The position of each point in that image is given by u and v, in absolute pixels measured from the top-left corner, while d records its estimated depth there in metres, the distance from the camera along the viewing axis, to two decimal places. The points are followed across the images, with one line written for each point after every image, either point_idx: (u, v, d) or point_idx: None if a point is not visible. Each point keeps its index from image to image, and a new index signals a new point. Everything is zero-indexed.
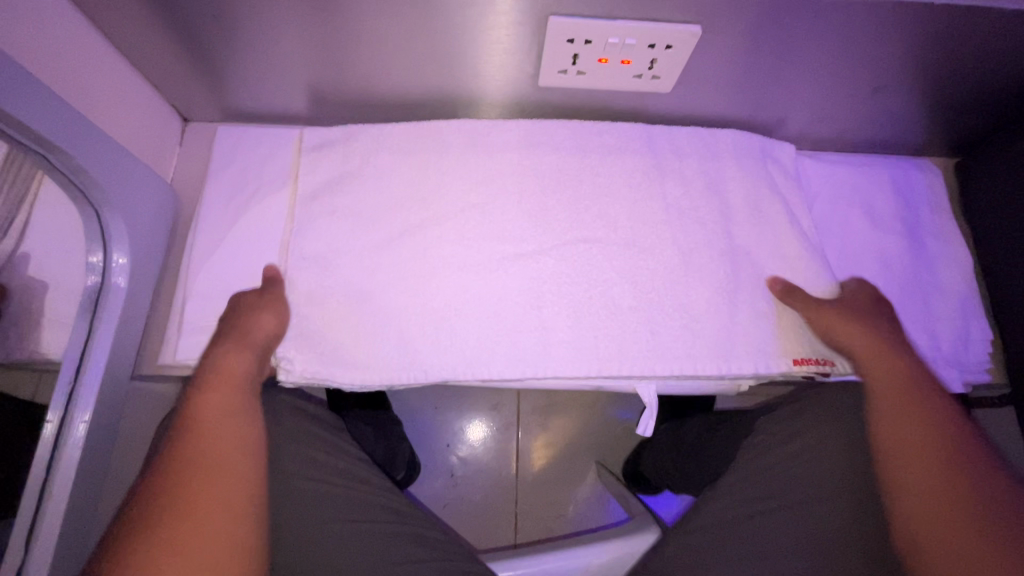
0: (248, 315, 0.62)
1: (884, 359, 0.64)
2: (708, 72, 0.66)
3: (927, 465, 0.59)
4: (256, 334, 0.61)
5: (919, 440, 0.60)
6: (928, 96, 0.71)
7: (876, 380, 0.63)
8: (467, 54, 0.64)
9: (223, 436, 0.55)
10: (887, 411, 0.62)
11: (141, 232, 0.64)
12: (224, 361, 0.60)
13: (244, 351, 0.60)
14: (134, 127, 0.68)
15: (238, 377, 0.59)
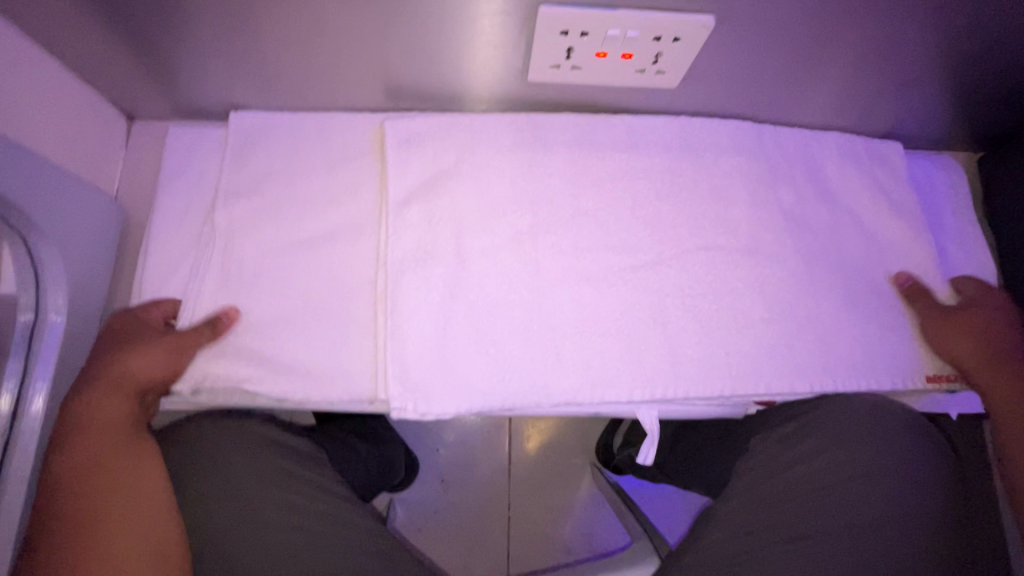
0: (129, 349, 0.55)
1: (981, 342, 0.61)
2: (719, 64, 0.59)
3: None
4: (135, 375, 0.55)
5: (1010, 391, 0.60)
6: (960, 89, 0.64)
7: (959, 352, 0.62)
8: (448, 46, 0.56)
9: (117, 476, 0.52)
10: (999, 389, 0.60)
11: (79, 255, 0.57)
12: (93, 409, 0.53)
13: (116, 397, 0.54)
14: (65, 132, 0.60)
15: (117, 424, 0.54)
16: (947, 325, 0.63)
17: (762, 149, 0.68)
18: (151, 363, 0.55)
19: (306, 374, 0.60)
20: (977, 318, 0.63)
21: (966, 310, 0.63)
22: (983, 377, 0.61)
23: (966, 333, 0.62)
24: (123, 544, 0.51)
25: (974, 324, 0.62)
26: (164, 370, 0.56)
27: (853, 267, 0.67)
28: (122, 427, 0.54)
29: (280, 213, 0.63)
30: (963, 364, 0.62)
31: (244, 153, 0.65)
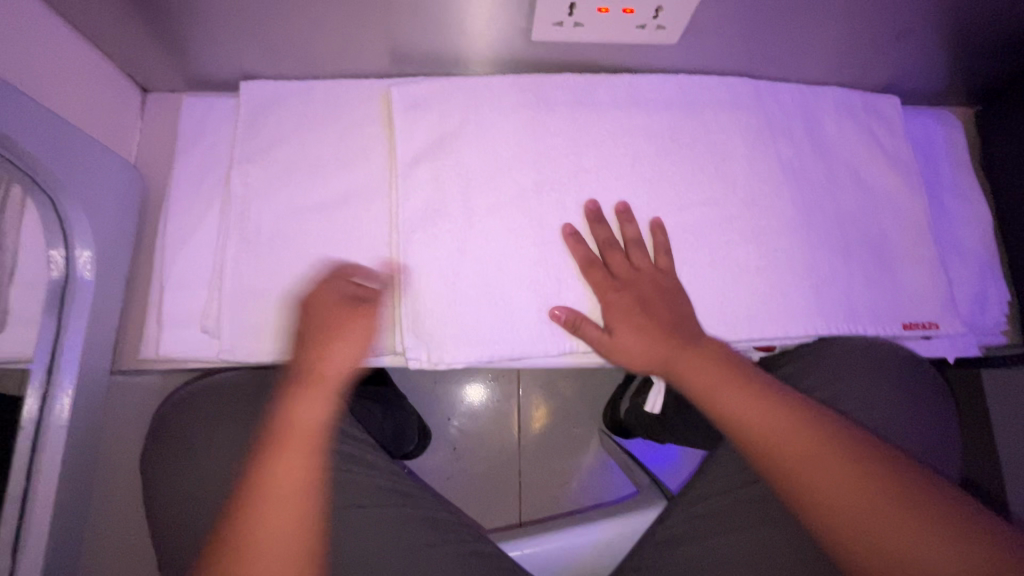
0: (325, 343, 0.56)
1: (693, 354, 0.57)
2: (717, 20, 0.60)
3: (798, 441, 0.50)
4: (330, 371, 0.56)
5: (761, 423, 0.52)
6: (955, 40, 0.65)
7: (685, 372, 0.56)
8: (453, 7, 0.58)
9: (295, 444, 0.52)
10: (738, 393, 0.54)
11: (103, 219, 0.59)
12: (298, 400, 0.54)
13: (332, 369, 0.56)
14: (83, 101, 0.61)
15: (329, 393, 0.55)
16: (617, 337, 0.59)
17: (761, 105, 0.69)
18: (343, 357, 0.57)
19: None
20: (625, 292, 0.60)
21: (632, 276, 0.60)
22: (687, 372, 0.56)
23: (641, 327, 0.58)
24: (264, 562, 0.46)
25: (654, 319, 0.58)
26: (352, 360, 0.58)
27: (850, 219, 0.69)
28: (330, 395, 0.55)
29: (293, 177, 0.65)
30: (652, 371, 0.59)
31: (256, 122, 0.67)
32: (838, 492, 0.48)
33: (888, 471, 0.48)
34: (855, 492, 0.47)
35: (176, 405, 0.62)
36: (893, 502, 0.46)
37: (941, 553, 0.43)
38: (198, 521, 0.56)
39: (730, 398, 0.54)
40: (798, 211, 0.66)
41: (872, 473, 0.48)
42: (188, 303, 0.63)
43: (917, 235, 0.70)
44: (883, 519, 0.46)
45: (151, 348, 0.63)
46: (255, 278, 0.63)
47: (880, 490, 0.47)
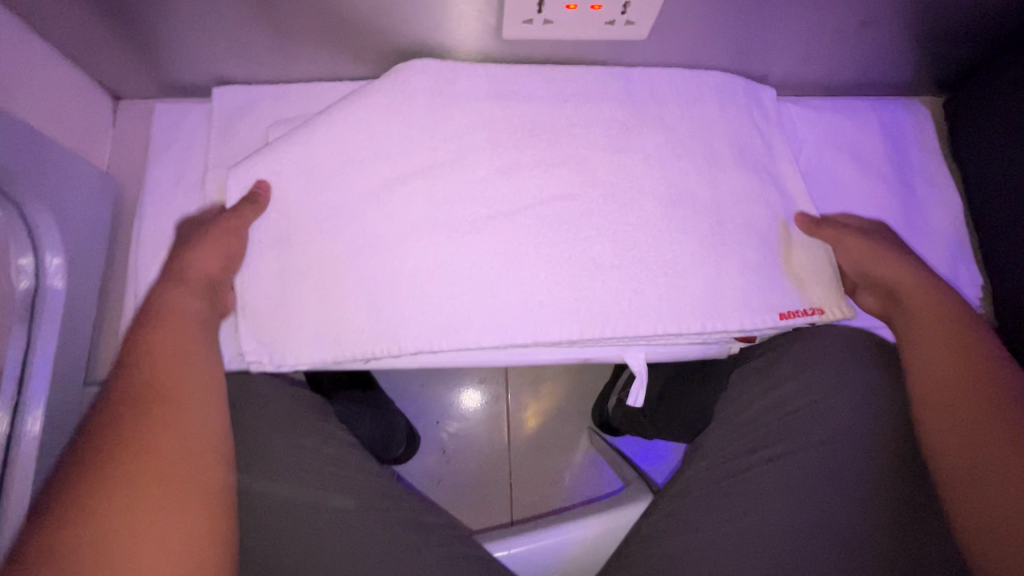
0: (187, 253, 0.62)
1: (886, 264, 0.64)
2: (685, 14, 0.61)
3: (960, 386, 0.55)
4: (194, 274, 0.61)
5: (949, 347, 0.57)
6: (919, 30, 0.67)
7: (892, 278, 0.63)
8: (425, 7, 0.58)
9: (184, 375, 0.54)
10: (931, 351, 0.58)
11: (73, 228, 0.58)
12: (166, 298, 0.59)
13: (186, 290, 0.60)
14: (51, 108, 0.61)
15: (186, 317, 0.58)
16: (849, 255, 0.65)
17: (733, 98, 0.70)
18: (204, 258, 0.61)
19: (306, 330, 0.63)
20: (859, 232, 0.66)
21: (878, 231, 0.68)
22: (869, 262, 0.64)
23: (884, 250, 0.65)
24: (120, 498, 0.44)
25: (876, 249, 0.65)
26: (220, 263, 0.62)
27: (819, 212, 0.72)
28: (189, 320, 0.58)
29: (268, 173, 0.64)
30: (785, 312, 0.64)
31: (231, 127, 0.66)
32: (969, 438, 0.53)
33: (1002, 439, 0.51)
34: (978, 443, 0.52)
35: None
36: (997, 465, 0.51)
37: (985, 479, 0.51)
38: None
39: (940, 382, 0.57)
40: (772, 199, 0.67)
41: (1002, 422, 0.52)
42: None
43: (882, 224, 0.73)
44: (987, 467, 0.51)
45: None
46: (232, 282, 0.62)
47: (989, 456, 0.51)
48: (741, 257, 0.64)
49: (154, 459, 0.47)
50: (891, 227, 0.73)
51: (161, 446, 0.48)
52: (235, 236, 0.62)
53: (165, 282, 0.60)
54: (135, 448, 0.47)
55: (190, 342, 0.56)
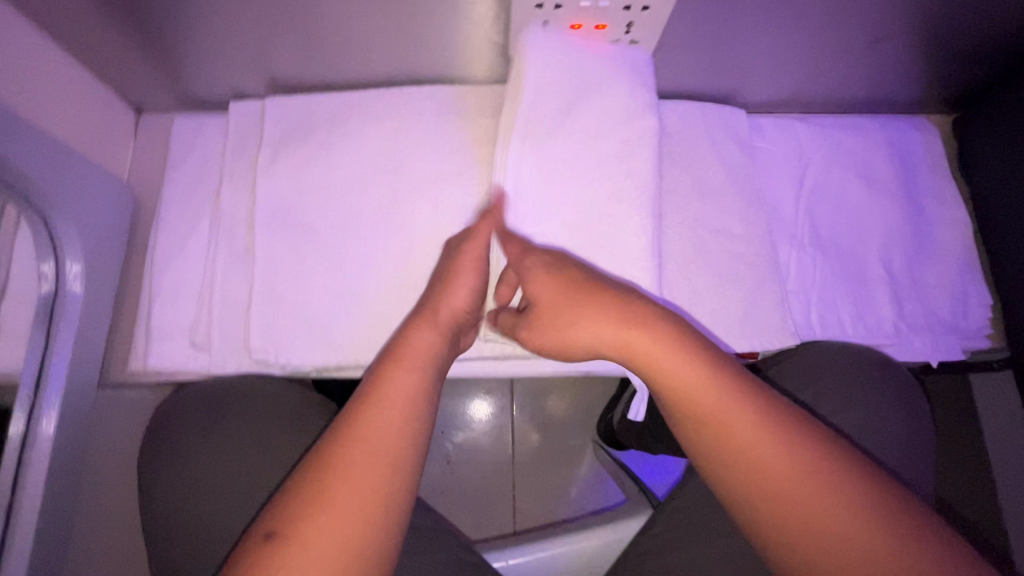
0: (448, 281, 0.58)
1: (682, 365, 0.49)
2: (688, 34, 0.62)
3: (804, 505, 0.43)
4: (410, 347, 0.53)
5: (780, 470, 0.45)
6: (924, 50, 0.67)
7: (685, 380, 0.49)
8: (434, 27, 0.60)
9: (395, 398, 0.49)
10: (770, 476, 0.45)
11: (93, 236, 0.61)
12: (410, 338, 0.54)
13: (432, 330, 0.55)
14: (76, 121, 0.63)
15: (423, 356, 0.52)
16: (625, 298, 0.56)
17: (733, 127, 0.73)
18: (465, 295, 0.58)
19: (305, 339, 0.62)
20: (658, 248, 0.56)
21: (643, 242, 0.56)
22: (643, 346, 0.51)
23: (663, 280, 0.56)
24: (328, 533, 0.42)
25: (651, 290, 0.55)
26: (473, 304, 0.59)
27: (825, 229, 0.72)
28: (424, 361, 0.52)
29: (277, 182, 0.65)
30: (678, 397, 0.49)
31: (245, 140, 0.68)
32: (864, 565, 0.41)
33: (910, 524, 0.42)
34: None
35: (174, 408, 0.63)
36: (870, 537, 0.42)
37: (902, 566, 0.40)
38: (196, 511, 0.59)
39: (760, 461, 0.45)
40: (758, 222, 0.69)
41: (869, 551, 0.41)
42: (175, 315, 0.64)
43: (891, 242, 0.72)
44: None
45: (140, 360, 0.63)
46: (242, 291, 0.63)
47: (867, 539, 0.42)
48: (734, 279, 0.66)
49: (343, 492, 0.44)
50: (902, 247, 0.72)
51: (355, 465, 0.45)
52: (481, 269, 0.59)
53: (411, 320, 0.55)
54: (333, 493, 0.43)
55: (424, 384, 0.51)
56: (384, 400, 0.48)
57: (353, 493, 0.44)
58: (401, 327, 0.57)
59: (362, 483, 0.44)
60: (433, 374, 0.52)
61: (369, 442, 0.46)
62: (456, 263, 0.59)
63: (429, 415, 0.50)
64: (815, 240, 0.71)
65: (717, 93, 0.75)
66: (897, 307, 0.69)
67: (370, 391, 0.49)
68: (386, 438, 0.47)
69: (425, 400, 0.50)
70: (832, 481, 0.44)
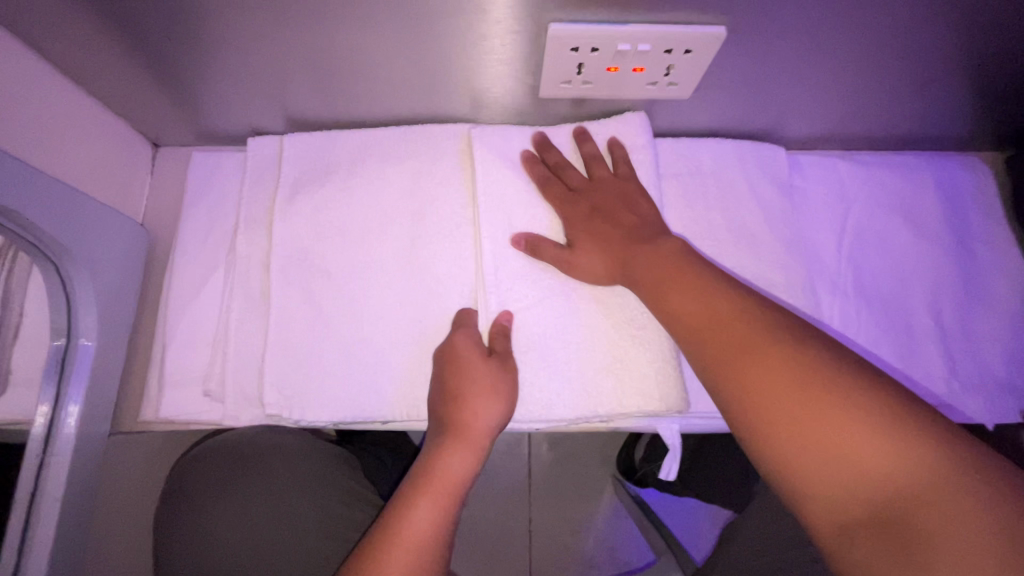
0: (474, 397, 0.55)
1: (638, 259, 0.55)
2: (728, 74, 0.59)
3: (798, 411, 0.40)
4: (445, 477, 0.53)
5: (770, 380, 0.42)
6: (978, 88, 0.63)
7: (642, 281, 0.54)
8: (460, 67, 0.57)
9: (419, 534, 0.49)
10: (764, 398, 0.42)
11: (108, 281, 0.59)
12: (441, 463, 0.54)
13: (463, 452, 0.55)
14: (93, 159, 0.62)
15: (452, 484, 0.53)
16: (579, 255, 0.58)
17: (772, 167, 0.69)
18: (491, 412, 0.55)
19: (322, 392, 0.59)
20: (607, 188, 0.59)
21: (595, 183, 0.60)
22: (636, 269, 0.54)
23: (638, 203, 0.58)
24: None
25: (614, 219, 0.58)
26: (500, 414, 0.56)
27: (869, 277, 0.68)
28: (453, 490, 0.53)
29: (295, 224, 0.63)
30: (615, 278, 0.57)
31: (262, 178, 0.66)
32: (861, 463, 0.37)
33: (901, 413, 0.38)
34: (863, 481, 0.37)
35: (194, 460, 0.62)
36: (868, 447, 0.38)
37: (897, 466, 0.36)
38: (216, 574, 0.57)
39: (755, 357, 0.44)
40: (801, 271, 0.65)
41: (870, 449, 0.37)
42: (188, 362, 0.62)
43: (939, 292, 0.68)
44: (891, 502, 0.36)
45: (152, 410, 0.61)
46: (257, 338, 0.61)
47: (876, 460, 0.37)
48: None
49: None
50: (952, 298, 0.68)
51: None
52: (503, 381, 0.56)
53: (440, 437, 0.55)
54: None
55: (447, 518, 0.51)
56: (409, 534, 0.49)
57: None
58: (427, 441, 0.57)
59: None
60: (457, 498, 0.53)
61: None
62: (470, 365, 0.56)
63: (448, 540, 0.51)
64: (858, 290, 0.68)
65: (755, 130, 0.71)
66: (947, 363, 0.65)
67: (404, 507, 0.51)
68: (411, 556, 0.47)
69: (447, 533, 0.51)
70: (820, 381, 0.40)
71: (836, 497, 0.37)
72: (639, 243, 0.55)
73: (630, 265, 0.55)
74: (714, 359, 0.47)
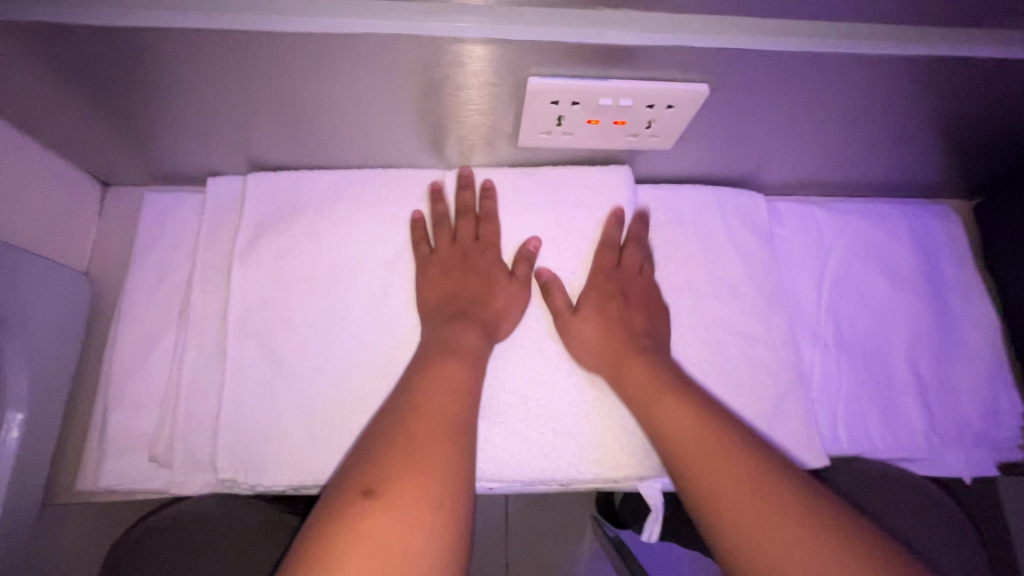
0: (495, 297, 0.58)
1: (642, 366, 0.55)
2: (709, 126, 0.58)
3: (744, 497, 0.45)
4: (466, 346, 0.54)
5: (698, 449, 0.48)
6: (950, 141, 0.64)
7: (632, 389, 0.54)
8: (433, 116, 0.55)
9: (434, 411, 0.48)
10: (727, 494, 0.45)
11: (47, 337, 0.54)
12: (443, 368, 0.52)
13: (465, 362, 0.52)
14: (31, 204, 0.56)
15: (471, 350, 0.54)
16: (580, 321, 0.58)
17: (752, 216, 0.68)
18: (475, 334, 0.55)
19: (281, 461, 0.55)
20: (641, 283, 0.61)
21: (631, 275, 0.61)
22: (632, 375, 0.55)
23: (507, 292, 0.58)
24: (382, 530, 0.39)
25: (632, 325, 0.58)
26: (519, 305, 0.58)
27: (848, 327, 0.68)
28: (475, 355, 0.54)
29: (259, 274, 0.59)
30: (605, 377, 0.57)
31: (223, 223, 0.62)
32: (776, 539, 0.42)
33: (822, 514, 0.43)
34: (784, 551, 0.42)
35: (128, 548, 0.55)
36: (795, 525, 0.43)
37: (775, 526, 0.43)
38: None
39: (665, 408, 0.52)
40: (781, 323, 0.64)
41: (812, 543, 0.42)
42: (135, 426, 0.56)
43: (916, 342, 0.68)
44: (800, 540, 0.42)
45: (91, 480, 0.55)
46: (211, 399, 0.56)
47: (802, 535, 0.42)
48: (755, 389, 0.61)
49: (403, 489, 0.42)
50: (928, 349, 0.68)
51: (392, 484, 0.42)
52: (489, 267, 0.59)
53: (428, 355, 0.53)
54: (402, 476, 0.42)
55: (463, 384, 0.51)
56: (420, 413, 0.47)
57: (417, 477, 0.42)
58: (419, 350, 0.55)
59: (411, 510, 0.40)
60: (460, 414, 0.48)
61: (398, 451, 0.44)
62: (478, 267, 0.59)
63: (468, 502, 0.43)
64: (838, 341, 0.67)
65: (732, 177, 0.70)
66: (928, 415, 0.65)
67: (382, 462, 0.43)
68: (431, 482, 0.42)
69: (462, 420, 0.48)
70: (754, 476, 0.46)
71: (752, 539, 0.43)
72: (635, 352, 0.56)
73: (620, 375, 0.56)
74: (683, 465, 0.48)
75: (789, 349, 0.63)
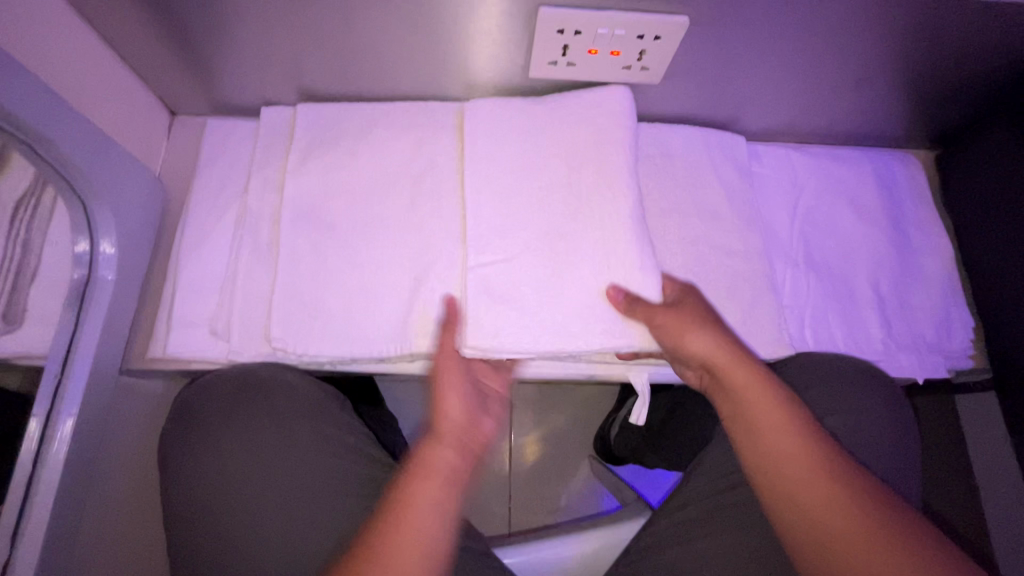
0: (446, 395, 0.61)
1: (708, 341, 0.61)
2: (693, 64, 0.68)
3: (780, 439, 0.56)
4: (449, 423, 0.60)
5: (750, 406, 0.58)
6: (907, 90, 0.73)
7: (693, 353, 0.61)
8: (458, 47, 0.65)
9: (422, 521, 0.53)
10: (762, 433, 0.57)
11: (128, 225, 0.64)
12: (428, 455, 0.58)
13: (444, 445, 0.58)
14: (119, 119, 0.67)
15: (440, 472, 0.56)
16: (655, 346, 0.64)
17: (733, 153, 0.78)
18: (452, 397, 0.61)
19: (322, 336, 0.64)
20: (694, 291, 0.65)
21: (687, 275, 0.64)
22: (692, 343, 0.61)
23: (447, 391, 0.61)
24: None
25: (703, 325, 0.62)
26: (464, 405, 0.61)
27: (817, 250, 0.77)
28: (444, 477, 0.56)
29: (304, 184, 0.69)
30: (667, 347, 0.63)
31: (274, 143, 0.72)
32: (792, 469, 0.55)
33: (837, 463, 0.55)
34: (794, 477, 0.55)
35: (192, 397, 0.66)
36: (813, 464, 0.55)
37: (791, 458, 0.55)
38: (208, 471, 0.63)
39: (727, 371, 0.60)
40: (756, 240, 0.73)
41: (824, 475, 0.54)
42: (198, 305, 0.66)
43: (878, 264, 0.77)
44: (813, 473, 0.54)
45: (160, 348, 0.65)
46: (263, 285, 0.66)
47: (817, 474, 0.54)
48: (732, 294, 0.70)
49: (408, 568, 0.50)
50: (888, 270, 0.77)
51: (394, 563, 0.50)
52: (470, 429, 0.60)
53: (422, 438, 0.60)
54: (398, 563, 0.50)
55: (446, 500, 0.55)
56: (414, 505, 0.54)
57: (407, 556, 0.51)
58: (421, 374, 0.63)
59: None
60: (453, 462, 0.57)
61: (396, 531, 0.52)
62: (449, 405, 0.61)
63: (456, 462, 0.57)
64: (807, 261, 0.76)
65: (717, 120, 0.80)
66: (886, 325, 0.74)
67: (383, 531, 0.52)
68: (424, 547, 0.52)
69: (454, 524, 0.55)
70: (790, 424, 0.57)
71: (772, 465, 0.56)
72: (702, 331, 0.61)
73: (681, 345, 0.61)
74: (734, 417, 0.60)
75: (763, 261, 0.72)
